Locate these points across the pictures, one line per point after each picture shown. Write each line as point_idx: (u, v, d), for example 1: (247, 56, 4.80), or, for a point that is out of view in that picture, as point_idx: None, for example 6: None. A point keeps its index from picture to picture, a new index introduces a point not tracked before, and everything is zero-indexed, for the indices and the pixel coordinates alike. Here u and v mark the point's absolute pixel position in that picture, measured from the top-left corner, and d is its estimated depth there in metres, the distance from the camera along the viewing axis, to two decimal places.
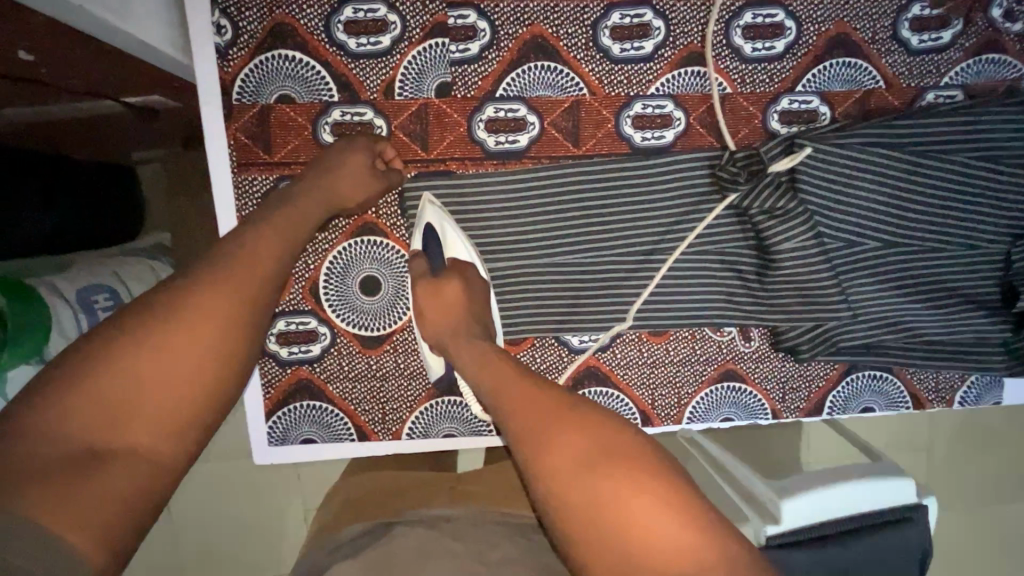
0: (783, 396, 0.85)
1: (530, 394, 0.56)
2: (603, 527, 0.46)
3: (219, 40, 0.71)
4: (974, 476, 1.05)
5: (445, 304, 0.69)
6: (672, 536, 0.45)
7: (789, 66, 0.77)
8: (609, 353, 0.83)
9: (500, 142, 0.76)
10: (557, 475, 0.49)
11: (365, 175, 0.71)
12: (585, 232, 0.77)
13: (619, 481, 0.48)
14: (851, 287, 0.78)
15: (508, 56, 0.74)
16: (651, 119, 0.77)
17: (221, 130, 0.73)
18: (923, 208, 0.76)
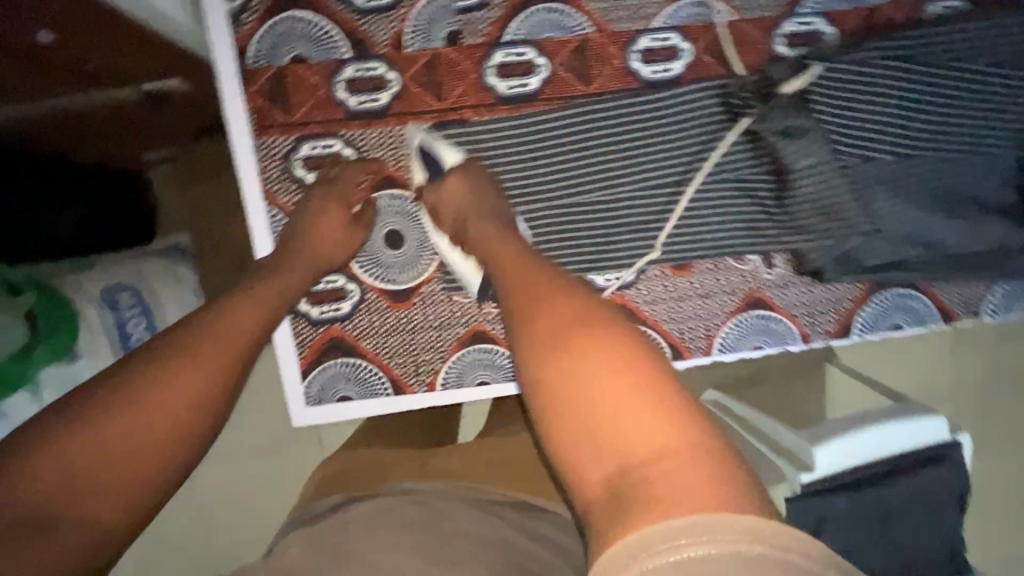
0: (811, 319, 0.84)
1: (527, 282, 0.53)
2: (577, 415, 0.42)
3: (232, 5, 0.73)
4: None
5: (451, 200, 0.70)
6: (645, 431, 0.39)
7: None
8: (634, 291, 0.84)
9: (511, 86, 0.77)
10: (540, 354, 0.46)
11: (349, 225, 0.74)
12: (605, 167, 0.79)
13: (605, 360, 0.43)
14: (875, 202, 0.77)
15: (513, 0, 0.76)
16: (658, 52, 0.79)
17: (240, 93, 0.74)
18: (938, 116, 0.75)
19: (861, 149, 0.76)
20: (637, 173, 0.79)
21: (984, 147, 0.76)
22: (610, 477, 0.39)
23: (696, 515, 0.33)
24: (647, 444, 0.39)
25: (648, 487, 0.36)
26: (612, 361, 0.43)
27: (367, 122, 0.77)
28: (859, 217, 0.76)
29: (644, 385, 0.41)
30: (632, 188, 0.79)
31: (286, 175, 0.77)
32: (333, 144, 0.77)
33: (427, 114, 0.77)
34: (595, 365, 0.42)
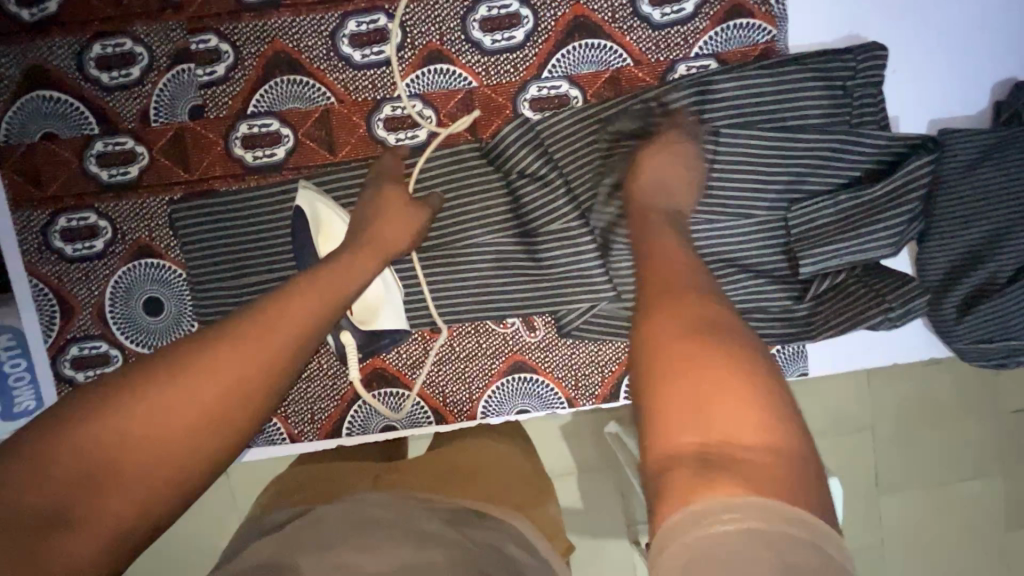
0: None
1: (664, 273, 0.50)
2: (676, 406, 0.41)
3: (137, 67, 0.77)
4: (932, 451, 0.99)
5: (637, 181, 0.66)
6: (739, 420, 0.39)
7: (699, 28, 0.76)
8: (528, 339, 0.82)
9: (400, 139, 0.78)
10: (668, 341, 0.44)
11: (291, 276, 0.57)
12: (479, 213, 0.77)
13: (720, 370, 0.41)
14: (728, 250, 0.78)
15: (416, 57, 0.77)
16: (548, 100, 0.78)
17: (144, 152, 0.78)
18: (800, 159, 0.75)
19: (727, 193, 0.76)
20: (511, 211, 0.77)
21: (861, 193, 0.74)
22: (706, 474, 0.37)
23: (767, 502, 0.35)
24: (758, 430, 0.39)
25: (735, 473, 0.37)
26: (729, 379, 0.41)
27: (264, 176, 0.79)
28: (728, 265, 0.78)
29: (750, 390, 0.41)
30: (551, 234, 0.75)
31: (173, 232, 0.80)
32: (223, 199, 0.78)
33: (319, 167, 0.79)
34: (692, 365, 0.42)
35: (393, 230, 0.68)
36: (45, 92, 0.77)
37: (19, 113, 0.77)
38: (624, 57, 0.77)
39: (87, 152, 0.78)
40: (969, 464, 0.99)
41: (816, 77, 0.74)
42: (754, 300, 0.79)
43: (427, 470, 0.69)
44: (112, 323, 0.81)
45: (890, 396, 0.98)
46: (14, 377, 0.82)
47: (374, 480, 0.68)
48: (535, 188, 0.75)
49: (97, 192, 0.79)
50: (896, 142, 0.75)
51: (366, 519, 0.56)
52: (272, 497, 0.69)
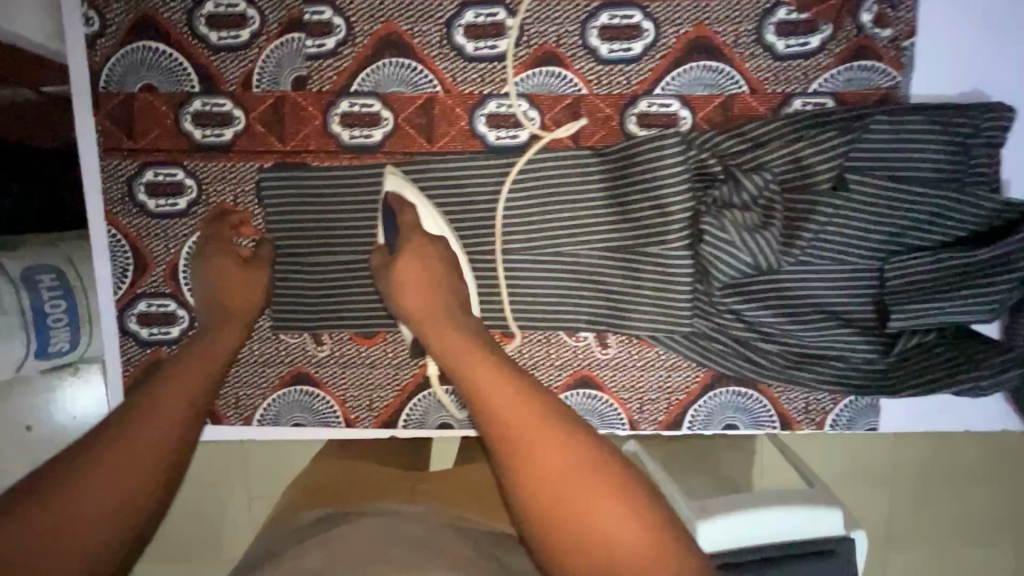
0: (801, 406, 0.80)
1: (520, 412, 0.54)
2: (562, 526, 0.49)
3: (246, 30, 0.75)
4: (958, 510, 1.02)
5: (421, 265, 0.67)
6: (626, 529, 0.49)
7: (822, 64, 0.74)
8: (598, 355, 0.81)
9: (500, 136, 0.77)
10: (530, 453, 0.52)
11: (239, 274, 0.75)
12: (571, 226, 0.76)
13: (566, 469, 0.52)
14: (821, 294, 0.75)
15: (529, 57, 0.75)
16: (656, 117, 0.76)
17: (242, 117, 0.77)
18: (909, 211, 0.72)
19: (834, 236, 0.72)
20: (603, 228, 0.75)
21: (968, 255, 0.72)
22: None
23: None
24: (631, 531, 0.49)
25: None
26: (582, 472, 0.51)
27: (358, 156, 0.77)
28: (814, 309, 0.76)
29: (625, 498, 0.50)
30: (648, 256, 0.74)
31: (257, 201, 0.79)
32: (315, 174, 0.77)
33: (416, 154, 0.77)
34: (556, 459, 0.52)
35: (419, 280, 0.66)
36: (151, 44, 0.76)
37: (121, 61, 0.76)
38: (740, 83, 0.75)
39: (184, 109, 0.77)
40: (995, 526, 1.01)
41: (937, 130, 0.72)
42: (840, 348, 0.76)
43: (454, 487, 0.75)
44: (184, 284, 0.80)
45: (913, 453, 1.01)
46: (52, 318, 0.84)
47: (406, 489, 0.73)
48: (644, 210, 0.73)
49: (187, 149, 0.78)
50: (1009, 208, 0.72)
51: (405, 534, 0.56)
52: (311, 492, 0.72)
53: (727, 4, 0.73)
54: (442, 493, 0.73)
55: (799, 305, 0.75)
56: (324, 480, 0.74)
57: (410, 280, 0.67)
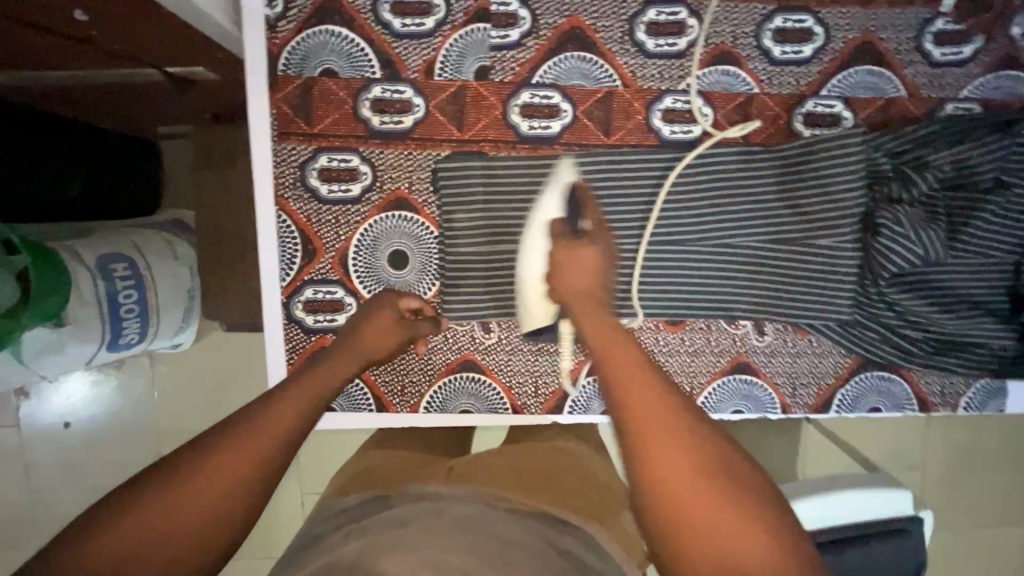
0: (938, 390, 0.87)
1: (632, 387, 0.51)
2: (661, 503, 0.46)
3: (431, 18, 0.76)
4: (999, 486, 1.21)
5: (580, 266, 0.60)
6: (729, 520, 0.45)
7: (972, 72, 0.80)
8: (755, 343, 0.85)
9: (674, 131, 0.80)
10: (647, 450, 0.48)
11: (392, 326, 0.71)
12: (743, 219, 0.79)
13: (698, 486, 0.46)
14: (973, 286, 0.80)
15: (706, 56, 0.79)
16: (821, 117, 0.80)
17: (423, 104, 0.78)
18: None
19: (991, 233, 0.77)
20: (770, 222, 0.79)
21: None
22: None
23: None
24: (733, 522, 0.45)
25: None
26: (706, 489, 0.46)
27: (535, 147, 0.79)
28: (960, 301, 0.81)
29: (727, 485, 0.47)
30: (818, 249, 0.78)
31: (433, 189, 0.79)
32: (494, 162, 0.78)
33: (592, 146, 0.80)
34: (682, 473, 0.47)
35: (584, 263, 0.60)
36: (334, 28, 0.75)
37: (302, 44, 0.75)
38: (899, 88, 0.80)
39: (363, 95, 0.77)
40: None
41: None
42: (984, 338, 0.82)
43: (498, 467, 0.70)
44: (353, 271, 0.80)
45: (963, 439, 1.21)
46: (124, 309, 0.86)
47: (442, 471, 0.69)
48: (817, 204, 0.78)
49: (364, 136, 0.78)
50: None
51: (451, 519, 0.54)
52: (366, 474, 0.69)
53: (891, 13, 0.79)
54: (481, 474, 0.68)
55: (950, 298, 0.81)
56: (368, 466, 0.71)
57: (575, 264, 0.60)
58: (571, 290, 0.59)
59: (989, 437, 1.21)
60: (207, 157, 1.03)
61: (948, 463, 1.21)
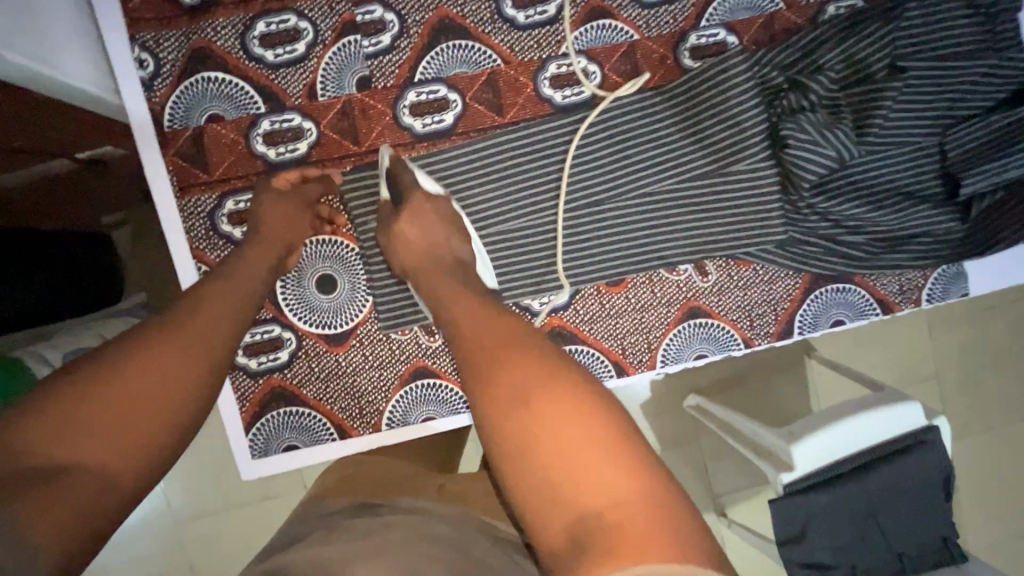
0: (898, 289, 0.85)
1: (484, 341, 0.55)
2: (521, 452, 0.47)
3: (302, 42, 0.77)
4: (1005, 377, 1.18)
5: (422, 237, 0.69)
6: (598, 465, 0.44)
7: None
8: (701, 284, 0.83)
9: (567, 96, 0.80)
10: (500, 395, 0.50)
11: (277, 202, 0.73)
12: (649, 164, 0.79)
13: (552, 415, 0.47)
14: (898, 174, 0.79)
15: (580, 14, 0.79)
16: (707, 48, 0.80)
17: (314, 126, 0.78)
18: (960, 78, 0.76)
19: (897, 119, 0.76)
20: (676, 160, 0.78)
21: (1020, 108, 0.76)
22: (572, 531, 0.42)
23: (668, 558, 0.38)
24: (583, 451, 0.45)
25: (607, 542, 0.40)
26: (560, 416, 0.47)
27: (433, 143, 0.79)
28: (893, 194, 0.80)
29: (600, 436, 0.46)
30: (734, 176, 0.78)
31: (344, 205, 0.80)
32: (398, 166, 0.77)
33: (490, 128, 0.80)
34: (534, 399, 0.48)
35: (420, 239, 0.69)
36: (210, 74, 0.76)
37: (183, 97, 0.76)
38: (776, 1, 0.80)
39: (253, 131, 0.77)
40: None
41: (963, 5, 0.76)
42: (924, 226, 0.80)
43: (486, 492, 0.70)
44: (284, 306, 0.80)
45: (957, 337, 1.17)
46: None
47: (434, 487, 0.69)
48: (721, 131, 0.77)
49: (264, 171, 0.78)
50: None
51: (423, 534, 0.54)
52: (337, 488, 0.69)
53: None
54: (468, 495, 0.69)
55: (878, 192, 0.79)
56: (348, 475, 0.73)
57: (405, 244, 0.69)
58: (413, 271, 0.68)
59: (985, 331, 1.17)
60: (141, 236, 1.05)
61: (951, 368, 1.17)
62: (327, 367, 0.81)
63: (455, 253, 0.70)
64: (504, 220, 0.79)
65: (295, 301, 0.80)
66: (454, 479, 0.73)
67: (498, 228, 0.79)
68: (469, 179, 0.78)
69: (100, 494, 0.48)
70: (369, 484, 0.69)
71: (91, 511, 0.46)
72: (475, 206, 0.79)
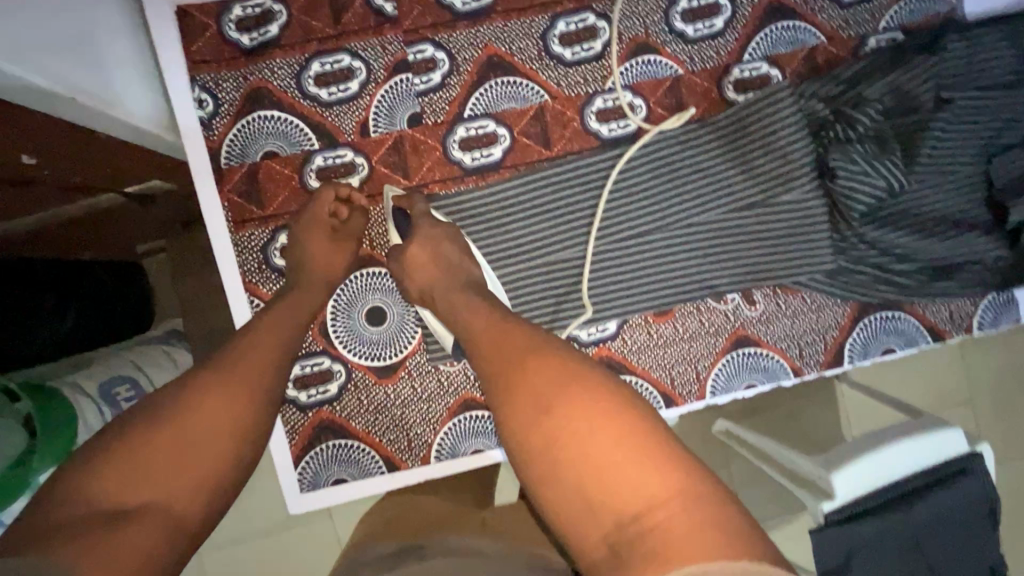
0: (949, 317, 0.84)
1: (498, 348, 0.57)
2: (549, 465, 0.49)
3: (355, 81, 0.79)
4: None
5: (427, 271, 0.70)
6: (625, 468, 0.46)
7: (884, 4, 0.82)
8: (748, 313, 0.83)
9: (612, 129, 0.81)
10: (518, 406, 0.52)
11: (347, 232, 0.75)
12: (694, 194, 0.79)
13: (573, 422, 0.49)
14: (947, 203, 0.79)
15: (624, 50, 0.80)
16: (750, 81, 0.81)
17: (366, 161, 0.79)
18: (1006, 108, 0.76)
19: (947, 148, 0.76)
20: (723, 189, 0.79)
21: None
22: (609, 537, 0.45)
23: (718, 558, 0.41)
24: (614, 456, 0.47)
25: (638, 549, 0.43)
26: (581, 421, 0.49)
27: (482, 176, 0.80)
28: (941, 223, 0.79)
29: (625, 436, 0.48)
30: (782, 206, 0.78)
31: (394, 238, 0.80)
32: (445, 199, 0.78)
33: (537, 161, 0.81)
34: (554, 407, 0.50)
35: (423, 262, 0.70)
36: (266, 113, 0.78)
37: (239, 134, 0.78)
38: (818, 35, 0.82)
39: (306, 167, 0.79)
40: None
41: (1007, 37, 0.77)
42: (974, 254, 0.80)
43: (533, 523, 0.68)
44: (334, 338, 0.80)
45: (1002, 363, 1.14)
46: None
47: (479, 523, 0.68)
48: (768, 162, 0.77)
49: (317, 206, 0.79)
50: None
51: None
52: (384, 529, 0.67)
53: None
54: (512, 526, 0.67)
55: (928, 220, 0.79)
56: (394, 516, 0.71)
57: (411, 266, 0.71)
58: (425, 292, 0.70)
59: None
60: (182, 266, 1.06)
61: (982, 387, 1.13)
62: (376, 399, 0.81)
63: (472, 275, 0.70)
64: (553, 252, 0.80)
65: (345, 333, 0.80)
66: (497, 512, 0.72)
67: (547, 260, 0.80)
68: (518, 212, 0.79)
69: (166, 537, 0.47)
70: (419, 523, 0.68)
71: (158, 547, 0.46)
72: (525, 239, 0.79)
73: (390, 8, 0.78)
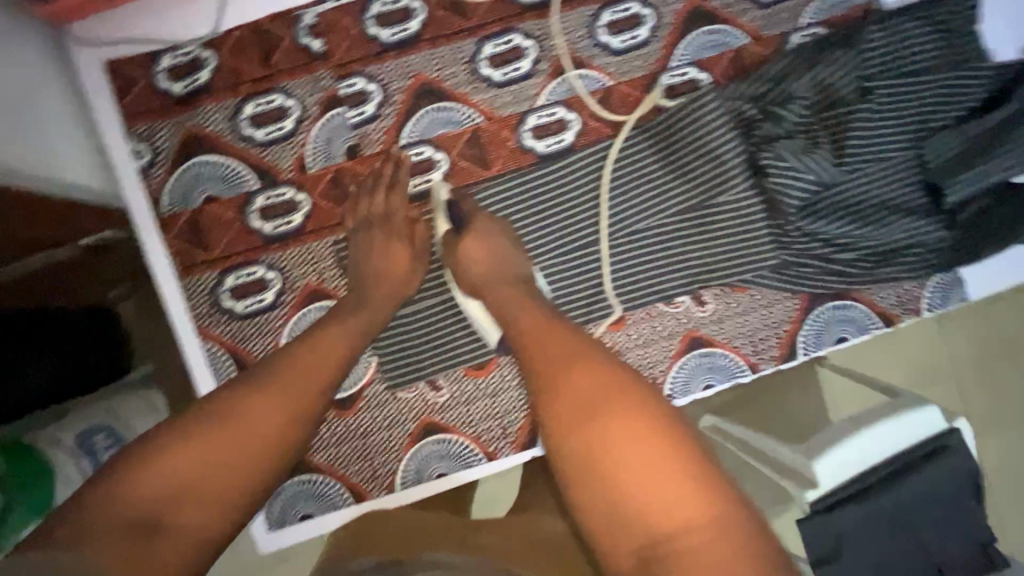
0: (898, 300, 0.85)
1: (547, 355, 0.60)
2: (591, 471, 0.53)
3: (289, 119, 0.80)
4: None
5: (485, 262, 0.73)
6: (668, 491, 0.50)
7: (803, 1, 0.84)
8: (699, 314, 0.84)
9: (548, 144, 0.82)
10: (563, 407, 0.56)
11: None
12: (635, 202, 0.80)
13: (614, 434, 0.53)
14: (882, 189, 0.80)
15: (552, 67, 0.82)
16: (680, 86, 0.82)
17: (306, 196, 0.80)
18: (927, 92, 0.78)
19: (874, 136, 0.77)
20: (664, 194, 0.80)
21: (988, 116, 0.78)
22: (639, 548, 0.49)
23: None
24: (650, 473, 0.51)
25: (670, 564, 0.47)
26: (623, 436, 0.53)
27: (423, 202, 0.81)
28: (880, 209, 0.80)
29: (667, 454, 0.52)
30: (720, 206, 0.79)
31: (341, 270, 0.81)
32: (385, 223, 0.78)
33: (476, 182, 0.82)
34: (602, 420, 0.54)
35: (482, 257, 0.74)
36: (203, 158, 0.79)
37: (179, 182, 0.79)
38: (741, 36, 0.83)
39: (248, 208, 0.80)
40: None
41: (920, 25, 0.79)
42: (913, 238, 0.80)
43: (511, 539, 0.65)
44: None
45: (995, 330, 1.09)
46: None
47: (459, 541, 0.64)
48: (701, 164, 0.79)
49: (260, 245, 0.80)
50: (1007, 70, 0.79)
51: None
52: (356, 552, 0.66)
53: None
54: (490, 544, 0.63)
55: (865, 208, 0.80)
56: (371, 536, 0.69)
57: (470, 259, 0.74)
58: (487, 281, 0.73)
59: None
60: None
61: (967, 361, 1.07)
62: (338, 431, 0.81)
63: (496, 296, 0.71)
64: None
65: None
66: (479, 532, 0.67)
67: None
68: None
69: None
70: (394, 546, 0.65)
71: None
72: None
73: (318, 45, 0.80)
